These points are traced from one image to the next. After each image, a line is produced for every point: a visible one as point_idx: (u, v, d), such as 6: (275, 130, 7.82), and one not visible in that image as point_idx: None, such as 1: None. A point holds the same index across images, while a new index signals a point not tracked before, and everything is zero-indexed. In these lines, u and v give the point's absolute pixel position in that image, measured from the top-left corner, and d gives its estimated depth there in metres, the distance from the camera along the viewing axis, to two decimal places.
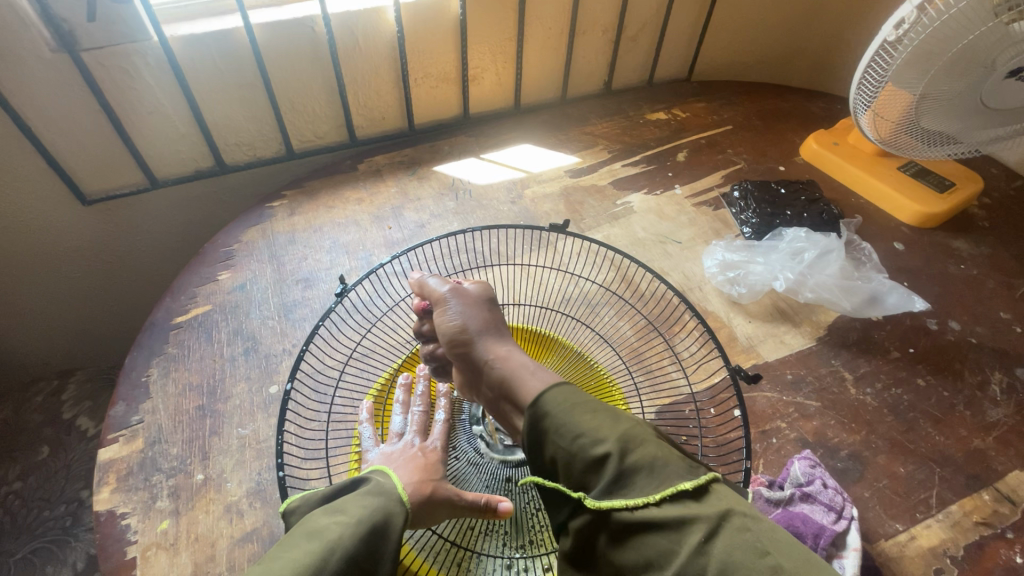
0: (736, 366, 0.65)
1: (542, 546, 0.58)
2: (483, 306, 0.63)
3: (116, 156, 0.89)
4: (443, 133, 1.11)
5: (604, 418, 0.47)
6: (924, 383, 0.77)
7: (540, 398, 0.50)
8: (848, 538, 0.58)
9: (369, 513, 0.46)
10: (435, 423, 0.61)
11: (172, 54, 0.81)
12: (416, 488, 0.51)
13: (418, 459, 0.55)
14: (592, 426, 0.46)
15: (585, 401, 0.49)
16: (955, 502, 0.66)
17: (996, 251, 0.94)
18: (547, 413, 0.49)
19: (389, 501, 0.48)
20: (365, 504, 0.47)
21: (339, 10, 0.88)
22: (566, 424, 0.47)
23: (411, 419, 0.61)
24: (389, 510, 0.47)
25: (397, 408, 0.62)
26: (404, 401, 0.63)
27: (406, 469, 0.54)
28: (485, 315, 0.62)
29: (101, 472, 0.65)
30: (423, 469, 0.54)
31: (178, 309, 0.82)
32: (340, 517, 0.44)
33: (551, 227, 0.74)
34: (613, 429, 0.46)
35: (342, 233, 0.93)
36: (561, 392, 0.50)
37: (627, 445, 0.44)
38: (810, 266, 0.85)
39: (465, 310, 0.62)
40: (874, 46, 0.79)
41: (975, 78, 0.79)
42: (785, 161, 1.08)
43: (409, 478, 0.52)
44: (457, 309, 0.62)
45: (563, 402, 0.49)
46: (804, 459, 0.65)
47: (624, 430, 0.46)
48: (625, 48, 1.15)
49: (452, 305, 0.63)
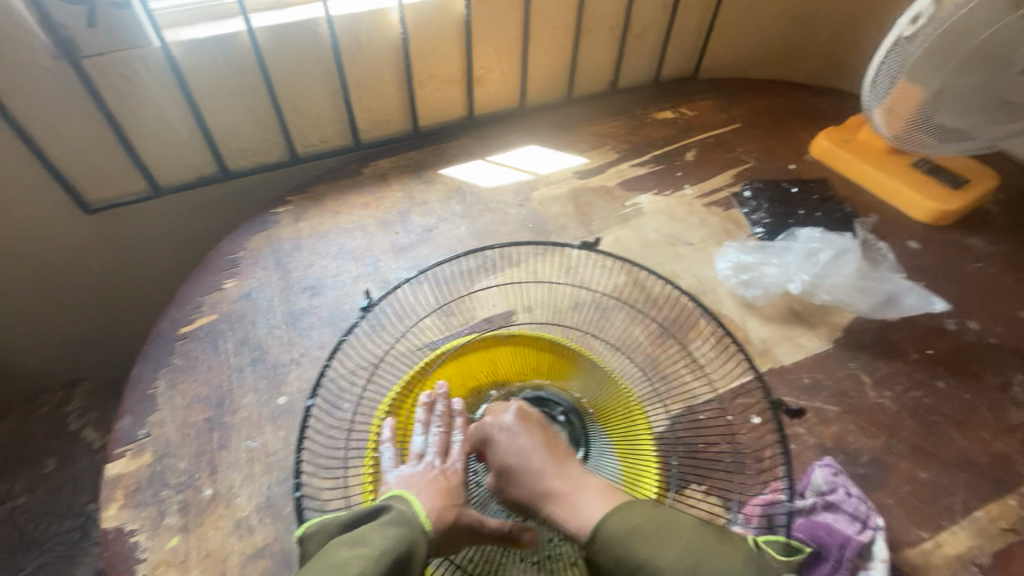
0: (780, 403, 0.66)
1: (562, 560, 0.57)
2: (538, 431, 0.61)
3: (118, 164, 0.88)
4: (448, 135, 1.09)
5: (654, 530, 0.52)
6: (943, 385, 0.75)
7: (597, 528, 0.54)
8: (874, 548, 0.57)
9: (392, 545, 0.48)
10: (454, 444, 0.60)
11: (174, 58, 0.79)
12: (439, 515, 0.52)
13: (440, 481, 0.56)
14: (650, 548, 0.51)
15: (632, 515, 0.54)
16: (980, 508, 0.64)
17: (1013, 249, 0.92)
18: (606, 537, 0.53)
19: (411, 531, 0.49)
20: (387, 535, 0.48)
21: (342, 11, 0.86)
22: (623, 546, 0.52)
23: (432, 440, 0.59)
24: (411, 539, 0.49)
25: (417, 427, 0.60)
26: (425, 421, 0.60)
27: (428, 493, 0.54)
28: (534, 443, 0.59)
29: (108, 488, 0.64)
30: (444, 494, 0.54)
31: (183, 319, 0.80)
32: (360, 551, 0.47)
33: (582, 246, 0.74)
34: (668, 544, 0.51)
35: (347, 239, 0.92)
36: (607, 517, 0.54)
37: (688, 555, 0.50)
38: (826, 267, 0.83)
39: (512, 442, 0.59)
40: (890, 39, 0.78)
41: (992, 72, 0.78)
42: (796, 159, 1.07)
43: (431, 503, 0.53)
44: (502, 443, 0.60)
45: (616, 522, 0.53)
46: (826, 466, 0.64)
47: (679, 542, 0.51)
48: (631, 47, 1.13)
49: (499, 440, 0.60)
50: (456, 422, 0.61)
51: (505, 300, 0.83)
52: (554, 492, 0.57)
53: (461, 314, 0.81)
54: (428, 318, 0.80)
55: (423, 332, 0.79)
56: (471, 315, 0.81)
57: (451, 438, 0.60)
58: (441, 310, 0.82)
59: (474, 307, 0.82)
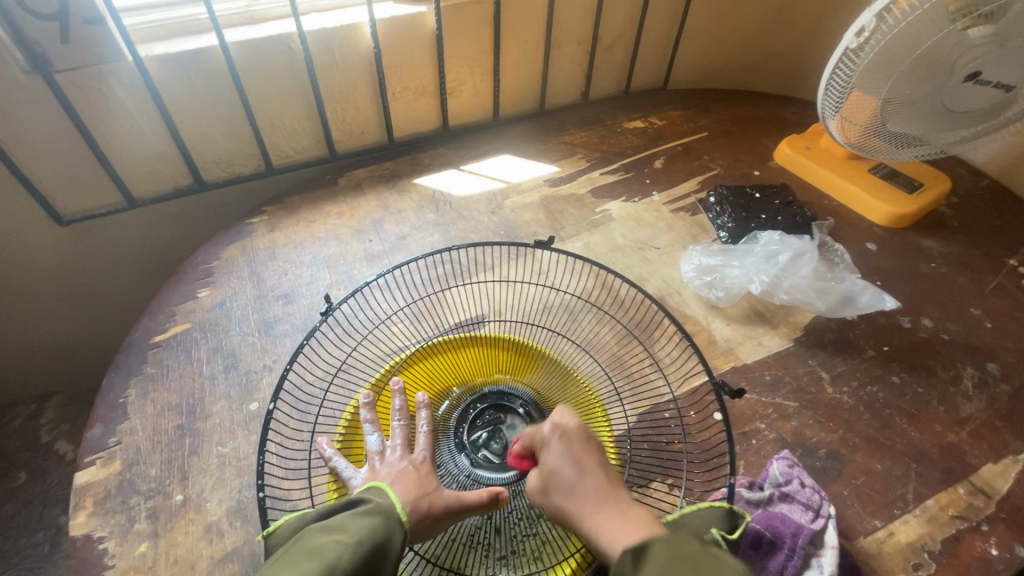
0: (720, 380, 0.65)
1: (524, 555, 0.58)
2: (591, 447, 0.55)
3: (92, 177, 0.89)
4: (423, 146, 1.11)
5: (701, 572, 0.40)
6: (898, 380, 0.78)
7: (631, 554, 0.43)
8: (825, 536, 0.59)
9: (369, 534, 0.47)
10: (420, 433, 0.59)
11: (147, 73, 0.81)
12: (414, 505, 0.51)
13: (411, 473, 0.54)
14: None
15: (679, 552, 0.42)
16: (932, 497, 0.67)
17: (965, 249, 0.96)
18: (643, 568, 0.41)
19: (388, 522, 0.48)
20: (364, 525, 0.47)
21: (314, 27, 0.89)
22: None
23: (393, 435, 0.59)
24: (388, 531, 0.48)
25: (367, 428, 0.60)
26: (374, 420, 0.60)
27: (401, 484, 0.53)
28: (587, 456, 0.53)
29: (77, 496, 0.64)
30: (417, 483, 0.53)
31: (156, 328, 0.81)
32: (338, 537, 0.46)
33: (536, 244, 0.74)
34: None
35: (322, 248, 0.93)
36: (647, 546, 0.43)
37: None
38: (785, 268, 0.87)
39: (558, 452, 0.54)
40: (837, 53, 0.81)
41: (935, 82, 0.81)
42: (760, 166, 1.11)
43: (405, 494, 0.52)
44: (555, 445, 0.54)
45: (660, 552, 0.42)
46: (782, 458, 0.66)
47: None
48: (601, 59, 1.17)
49: (551, 444, 0.55)
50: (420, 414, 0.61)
51: (475, 305, 0.85)
52: (595, 507, 0.49)
53: (432, 318, 0.83)
54: (399, 324, 0.82)
55: (395, 337, 0.81)
56: (443, 319, 0.83)
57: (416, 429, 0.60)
58: (413, 315, 0.83)
59: (445, 312, 0.84)
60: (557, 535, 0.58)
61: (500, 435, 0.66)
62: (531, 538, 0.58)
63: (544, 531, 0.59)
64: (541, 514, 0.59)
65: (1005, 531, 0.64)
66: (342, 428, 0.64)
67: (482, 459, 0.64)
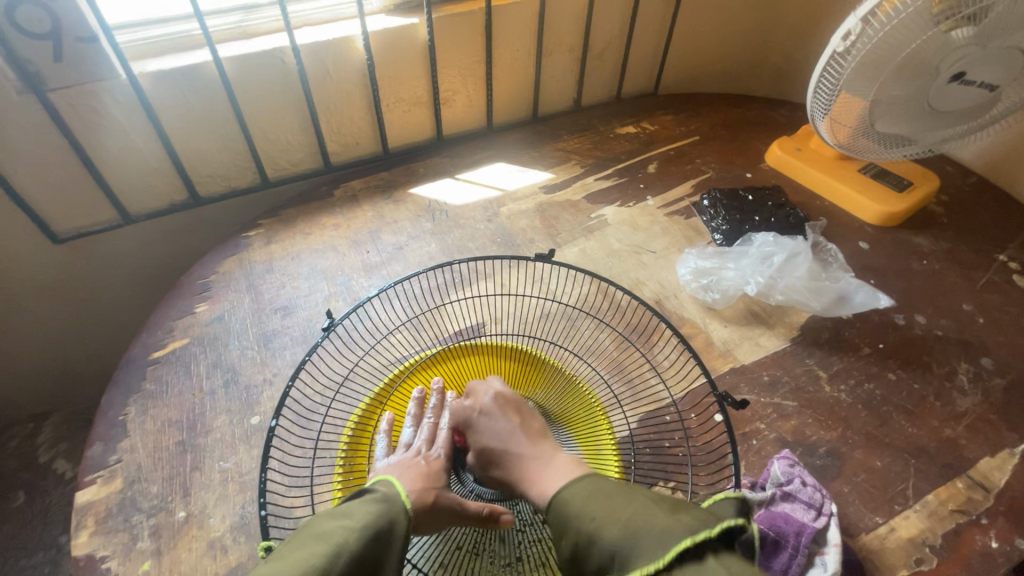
0: (726, 393, 0.66)
1: (529, 561, 0.57)
2: (516, 413, 0.60)
3: (87, 194, 0.88)
4: (418, 155, 1.12)
5: (603, 509, 0.45)
6: (894, 376, 0.79)
7: (551, 500, 0.49)
8: (828, 534, 0.59)
9: (374, 518, 0.45)
10: (441, 429, 0.61)
11: (141, 90, 0.81)
12: (419, 497, 0.51)
13: (420, 467, 0.55)
14: (596, 523, 0.44)
15: (593, 489, 0.47)
16: (931, 492, 0.68)
17: (956, 246, 0.98)
18: (565, 503, 0.47)
19: (393, 509, 0.47)
20: (370, 510, 0.46)
21: (308, 41, 0.89)
22: (573, 524, 0.45)
23: (422, 428, 0.61)
24: (394, 517, 0.46)
25: (408, 420, 0.62)
26: (415, 414, 0.63)
27: (408, 477, 0.53)
28: (512, 420, 0.59)
29: (78, 516, 0.64)
30: (424, 477, 0.54)
31: (154, 345, 0.81)
32: (344, 522, 0.44)
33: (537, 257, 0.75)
34: (615, 522, 0.43)
35: (319, 259, 0.93)
36: (562, 490, 0.49)
37: (633, 534, 0.41)
38: (780, 269, 0.88)
39: (492, 422, 0.59)
40: (825, 56, 0.83)
41: (921, 82, 0.83)
42: (752, 168, 1.12)
43: (411, 486, 0.52)
44: (480, 421, 0.60)
45: (577, 490, 0.48)
46: (783, 458, 0.66)
47: (627, 521, 0.43)
48: (593, 65, 1.18)
49: (478, 417, 0.60)
50: (446, 414, 0.62)
51: (474, 314, 0.85)
52: (530, 473, 0.54)
53: (433, 328, 0.84)
54: (400, 334, 0.83)
55: (396, 347, 0.81)
56: (442, 329, 0.83)
57: (439, 427, 0.61)
58: (413, 325, 0.84)
59: (445, 322, 0.84)
60: None
61: None
62: (536, 544, 0.58)
63: (548, 536, 0.59)
64: (545, 520, 0.60)
65: (1005, 524, 0.65)
66: (352, 426, 0.65)
67: None
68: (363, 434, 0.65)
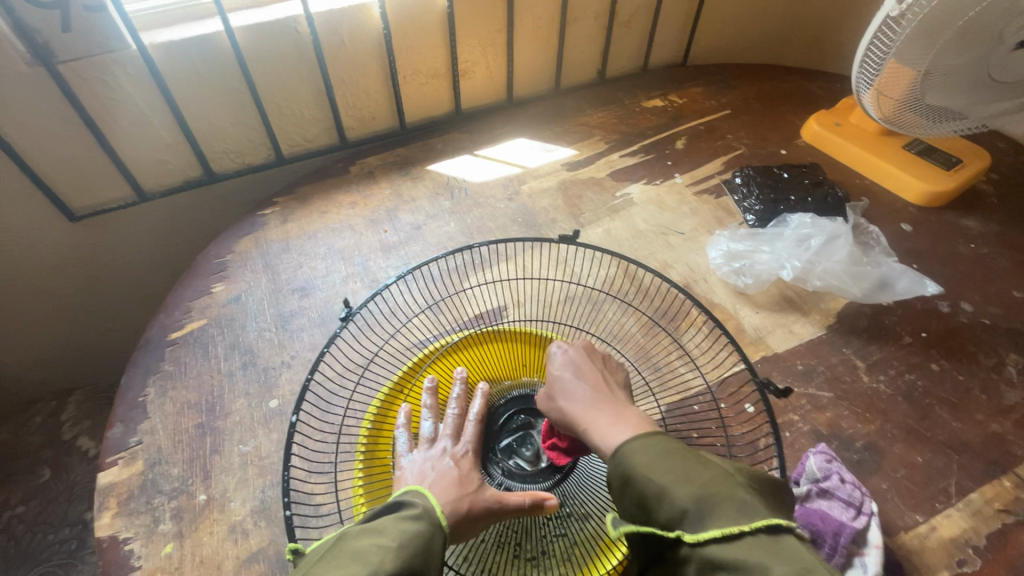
0: (765, 379, 0.62)
1: (555, 556, 0.56)
2: (597, 363, 0.57)
3: (103, 170, 0.87)
4: (435, 131, 1.08)
5: (678, 467, 0.41)
6: (938, 368, 0.75)
7: (616, 450, 0.45)
8: (869, 535, 0.57)
9: (412, 538, 0.42)
10: (467, 423, 0.58)
11: (152, 61, 0.78)
12: (452, 506, 0.49)
13: (451, 472, 0.52)
14: (667, 480, 0.40)
15: (668, 446, 0.43)
16: (975, 490, 0.64)
17: (1006, 228, 0.92)
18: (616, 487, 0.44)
19: (431, 527, 0.45)
20: (405, 528, 0.43)
21: (321, 8, 0.85)
22: (642, 475, 0.42)
23: (445, 424, 0.58)
24: (430, 536, 0.44)
25: (424, 413, 0.59)
26: (432, 405, 0.59)
27: (440, 486, 0.50)
28: (592, 370, 0.56)
29: (101, 497, 0.64)
30: (456, 483, 0.51)
31: (172, 325, 0.80)
32: (381, 540, 0.41)
33: (561, 238, 0.70)
34: (689, 482, 0.39)
35: (336, 239, 0.91)
36: (627, 445, 0.45)
37: (709, 498, 0.38)
38: (819, 252, 0.83)
39: (567, 366, 0.56)
40: (877, 21, 0.75)
41: (981, 52, 0.76)
42: (787, 144, 1.06)
43: (445, 496, 0.49)
44: (562, 359, 0.57)
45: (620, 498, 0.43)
46: (820, 453, 0.63)
47: (704, 484, 0.39)
48: (619, 35, 1.12)
49: (561, 358, 0.57)
50: (475, 402, 0.60)
51: (495, 296, 0.83)
52: (592, 415, 0.51)
53: (452, 311, 0.81)
54: (419, 316, 0.81)
55: (415, 329, 0.79)
56: (463, 311, 0.81)
57: (464, 419, 0.59)
58: (432, 308, 0.82)
59: (465, 305, 0.82)
60: (587, 535, 0.56)
61: (531, 440, 0.64)
62: (561, 539, 0.57)
63: (574, 531, 0.57)
64: (570, 514, 0.58)
65: None
66: (373, 416, 0.63)
67: (515, 467, 0.61)
68: (385, 427, 0.64)
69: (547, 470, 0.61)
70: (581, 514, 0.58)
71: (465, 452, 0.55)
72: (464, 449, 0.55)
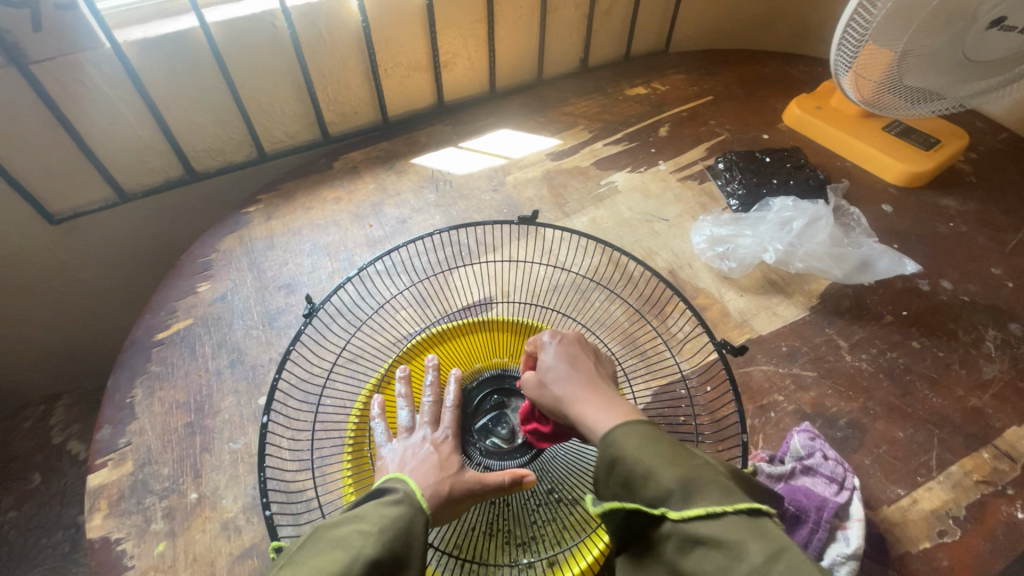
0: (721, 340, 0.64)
1: (545, 541, 0.57)
2: (590, 354, 0.55)
3: (82, 172, 0.86)
4: (419, 124, 1.08)
5: (666, 451, 0.40)
6: (918, 345, 0.76)
7: (606, 435, 0.44)
8: (851, 509, 0.58)
9: (393, 522, 0.43)
10: (444, 410, 0.58)
11: (127, 61, 0.77)
12: (436, 492, 0.49)
13: (431, 457, 0.53)
14: (655, 462, 0.40)
15: (657, 433, 0.43)
16: (955, 463, 0.66)
17: (984, 206, 0.93)
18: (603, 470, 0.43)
19: (412, 509, 0.45)
20: (386, 512, 0.44)
21: (298, 3, 0.84)
22: (630, 456, 0.41)
23: (422, 412, 0.58)
24: (411, 518, 0.44)
25: (400, 402, 0.59)
26: (408, 394, 0.60)
27: (421, 471, 0.51)
28: (585, 360, 0.54)
29: (92, 498, 0.64)
30: (437, 467, 0.51)
31: (158, 326, 0.79)
32: (361, 526, 0.41)
33: (520, 221, 0.70)
34: (678, 464, 0.39)
35: (321, 235, 0.90)
36: (619, 427, 0.44)
37: (694, 480, 0.38)
38: (800, 235, 0.84)
39: (560, 354, 0.54)
40: (851, 6, 0.75)
41: (955, 31, 0.77)
42: (769, 128, 1.06)
43: (426, 481, 0.50)
44: (554, 347, 0.55)
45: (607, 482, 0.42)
46: (803, 431, 0.65)
47: (692, 468, 0.39)
48: (601, 23, 1.12)
49: (551, 345, 0.55)
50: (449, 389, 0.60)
51: (481, 287, 0.83)
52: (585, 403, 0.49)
53: (438, 303, 0.81)
54: (405, 309, 0.81)
55: (402, 323, 0.80)
56: (449, 303, 0.81)
57: (441, 406, 0.59)
58: (418, 301, 0.82)
59: (451, 296, 0.82)
60: (576, 520, 0.57)
61: (507, 419, 0.64)
62: (551, 523, 0.58)
63: (563, 516, 0.58)
64: (560, 499, 0.59)
65: None
66: (357, 412, 0.64)
67: (492, 446, 0.61)
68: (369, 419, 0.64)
69: (522, 446, 0.62)
70: (570, 499, 0.59)
71: (444, 436, 0.55)
72: (441, 433, 0.55)
